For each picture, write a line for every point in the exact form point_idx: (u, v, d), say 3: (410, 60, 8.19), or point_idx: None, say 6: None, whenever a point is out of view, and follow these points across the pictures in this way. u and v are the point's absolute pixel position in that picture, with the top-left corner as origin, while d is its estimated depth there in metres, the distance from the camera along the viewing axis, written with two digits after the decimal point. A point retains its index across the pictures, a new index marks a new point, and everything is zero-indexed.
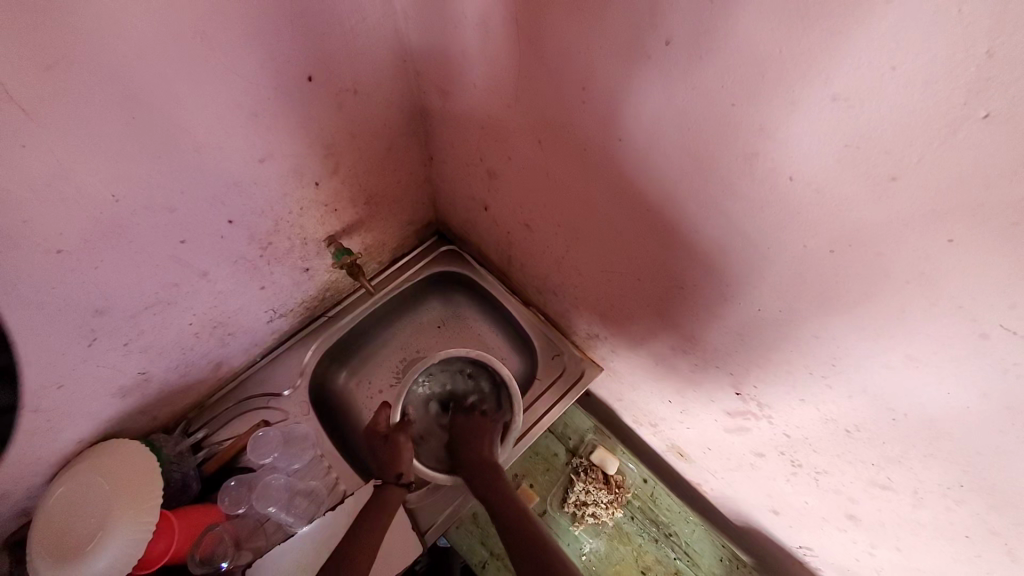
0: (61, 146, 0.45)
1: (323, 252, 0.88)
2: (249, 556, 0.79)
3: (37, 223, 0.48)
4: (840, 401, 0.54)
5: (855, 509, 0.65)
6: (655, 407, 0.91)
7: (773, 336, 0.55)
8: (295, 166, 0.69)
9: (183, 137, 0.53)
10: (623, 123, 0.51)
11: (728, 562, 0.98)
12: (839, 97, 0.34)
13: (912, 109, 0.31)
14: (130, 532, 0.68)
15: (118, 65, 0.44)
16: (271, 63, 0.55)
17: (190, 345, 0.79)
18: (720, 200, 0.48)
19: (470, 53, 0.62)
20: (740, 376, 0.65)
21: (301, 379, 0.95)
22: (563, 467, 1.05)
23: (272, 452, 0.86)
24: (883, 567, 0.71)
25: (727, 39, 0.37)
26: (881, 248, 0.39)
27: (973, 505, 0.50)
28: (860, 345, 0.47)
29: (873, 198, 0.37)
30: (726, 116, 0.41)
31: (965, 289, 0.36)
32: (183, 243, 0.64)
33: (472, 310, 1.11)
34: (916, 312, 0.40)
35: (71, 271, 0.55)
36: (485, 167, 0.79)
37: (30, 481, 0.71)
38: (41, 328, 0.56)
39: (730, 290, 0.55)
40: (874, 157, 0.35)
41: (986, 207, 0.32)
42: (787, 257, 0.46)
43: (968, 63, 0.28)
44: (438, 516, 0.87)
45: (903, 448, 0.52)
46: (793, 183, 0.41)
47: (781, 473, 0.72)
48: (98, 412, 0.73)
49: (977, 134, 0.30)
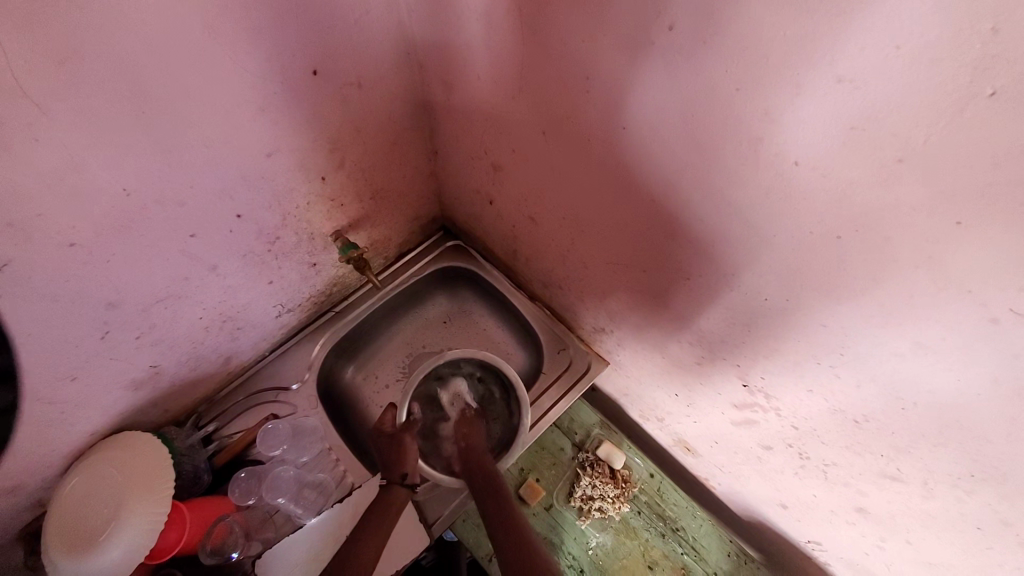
0: (73, 140, 0.46)
1: (330, 247, 0.89)
2: (258, 546, 0.82)
3: (50, 216, 0.49)
4: (847, 391, 0.54)
5: (864, 502, 0.65)
6: (662, 401, 0.90)
7: (779, 326, 0.55)
8: (302, 160, 0.70)
9: (191, 131, 0.54)
10: (627, 112, 0.51)
11: (735, 557, 0.98)
12: (843, 79, 0.34)
13: (917, 89, 0.31)
14: (143, 521, 0.69)
15: (128, 59, 0.44)
16: (277, 57, 0.55)
17: (200, 339, 0.80)
18: (724, 188, 0.48)
19: (474, 45, 0.62)
20: (747, 368, 0.65)
21: (309, 373, 0.96)
22: (569, 461, 1.05)
23: (281, 445, 0.88)
24: (893, 561, 0.70)
25: (730, 24, 0.37)
26: (889, 233, 0.39)
27: (984, 495, 0.49)
28: (867, 332, 0.46)
29: (879, 181, 0.36)
30: (730, 102, 0.41)
31: (974, 272, 0.36)
32: (193, 237, 0.64)
33: (478, 305, 1.11)
34: (922, 298, 0.40)
35: (83, 265, 0.55)
36: (490, 161, 0.79)
37: (45, 472, 0.72)
38: (55, 320, 0.57)
39: (735, 279, 0.55)
40: (880, 139, 0.35)
41: (995, 186, 0.32)
42: (792, 245, 0.46)
43: (972, 40, 0.28)
44: (444, 509, 0.87)
45: (912, 438, 0.51)
46: (797, 169, 0.41)
47: (789, 466, 0.72)
48: (111, 405, 0.74)
49: (984, 113, 0.29)
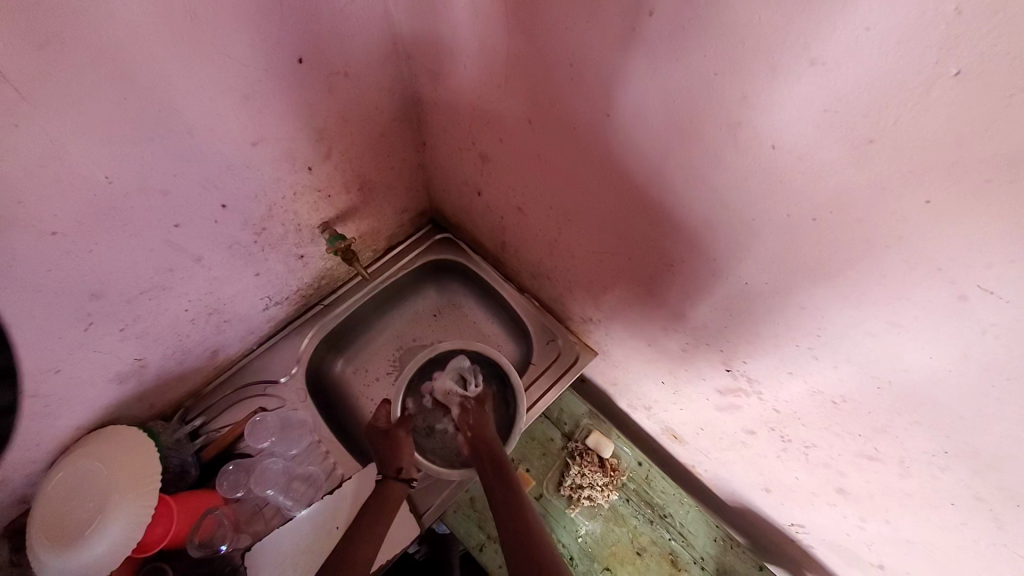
0: (54, 126, 0.46)
1: (318, 238, 0.88)
2: (248, 539, 0.81)
3: (30, 204, 0.48)
4: (826, 372, 0.55)
5: (845, 483, 0.66)
6: (649, 390, 0.92)
7: (762, 310, 0.56)
8: (288, 150, 0.69)
9: (174, 118, 0.54)
10: (609, 98, 0.51)
11: (722, 542, 1.00)
12: (817, 63, 0.35)
13: (885, 70, 0.32)
14: (126, 519, 0.68)
15: (110, 45, 0.44)
16: (262, 45, 0.55)
17: (186, 331, 0.79)
18: (706, 172, 0.49)
19: (459, 34, 0.62)
20: (731, 352, 0.66)
21: (298, 366, 0.96)
22: (559, 451, 1.06)
23: (269, 437, 0.88)
24: (873, 540, 0.72)
25: (707, 9, 0.37)
26: (862, 214, 0.40)
27: (957, 471, 0.51)
28: (844, 314, 0.48)
29: (852, 162, 0.38)
30: (710, 87, 0.42)
31: (944, 251, 0.37)
32: (177, 227, 0.64)
33: (467, 298, 1.11)
34: (896, 278, 0.41)
35: (65, 254, 0.55)
36: (477, 151, 0.79)
37: (28, 468, 0.71)
38: (37, 312, 0.57)
39: (717, 264, 0.56)
40: (853, 120, 0.36)
41: (961, 164, 0.33)
42: (770, 228, 0.47)
43: (937, 21, 0.29)
44: (434, 499, 0.88)
45: (889, 417, 0.53)
46: (775, 152, 0.42)
47: (772, 451, 0.74)
48: (95, 399, 0.74)
49: (949, 92, 0.31)
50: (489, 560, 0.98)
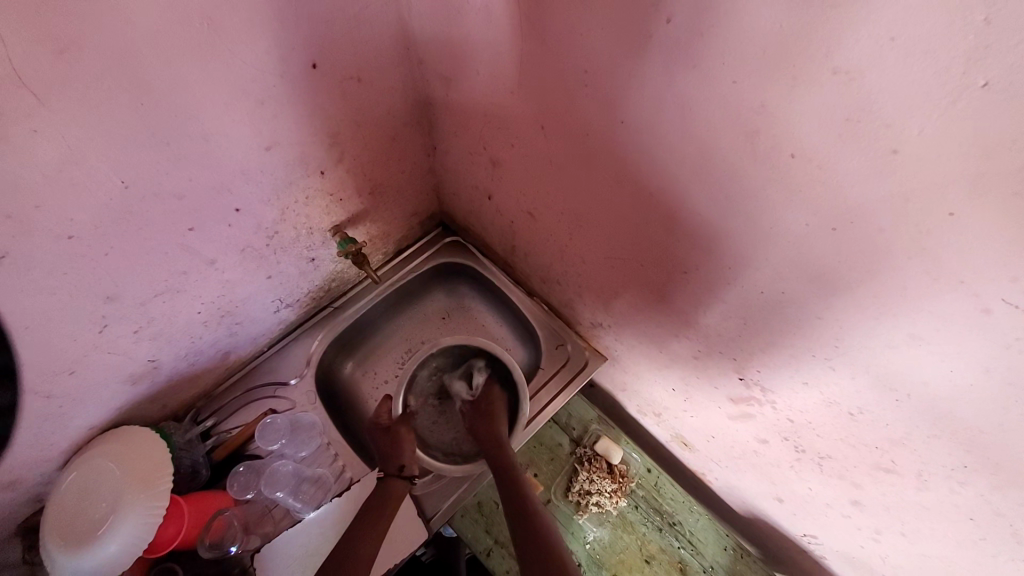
0: (70, 132, 0.46)
1: (329, 242, 0.89)
2: (258, 541, 0.82)
3: (48, 208, 0.49)
4: (843, 383, 0.54)
5: (860, 494, 0.65)
6: (659, 396, 0.91)
7: (778, 318, 0.55)
8: (302, 155, 0.70)
9: (191, 125, 0.54)
10: (624, 104, 0.51)
11: (732, 551, 0.98)
12: (840, 71, 0.34)
13: (912, 80, 0.32)
14: (136, 519, 0.69)
15: (128, 52, 0.45)
16: (277, 50, 0.55)
17: (199, 333, 0.80)
18: (723, 181, 0.48)
19: (473, 38, 0.61)
20: (744, 361, 0.65)
21: (308, 369, 0.96)
22: (567, 456, 1.06)
23: (279, 440, 0.88)
24: (889, 553, 0.70)
25: (728, 16, 0.37)
26: (882, 225, 0.39)
27: (977, 485, 0.50)
28: (865, 326, 0.47)
29: (875, 172, 0.37)
30: (728, 94, 0.41)
31: (969, 265, 0.36)
32: (191, 230, 0.65)
33: (477, 301, 1.11)
34: (917, 291, 0.40)
35: (80, 257, 0.56)
36: (489, 155, 0.79)
37: (42, 466, 0.72)
38: (52, 313, 0.57)
39: (732, 272, 0.56)
40: (874, 131, 0.35)
41: (988, 175, 0.32)
42: (788, 239, 0.47)
43: (966, 30, 0.28)
44: (441, 503, 0.86)
45: (906, 429, 0.52)
46: (794, 161, 0.41)
47: (785, 459, 0.72)
48: (109, 400, 0.74)
49: (978, 103, 0.30)
50: (496, 564, 0.98)
